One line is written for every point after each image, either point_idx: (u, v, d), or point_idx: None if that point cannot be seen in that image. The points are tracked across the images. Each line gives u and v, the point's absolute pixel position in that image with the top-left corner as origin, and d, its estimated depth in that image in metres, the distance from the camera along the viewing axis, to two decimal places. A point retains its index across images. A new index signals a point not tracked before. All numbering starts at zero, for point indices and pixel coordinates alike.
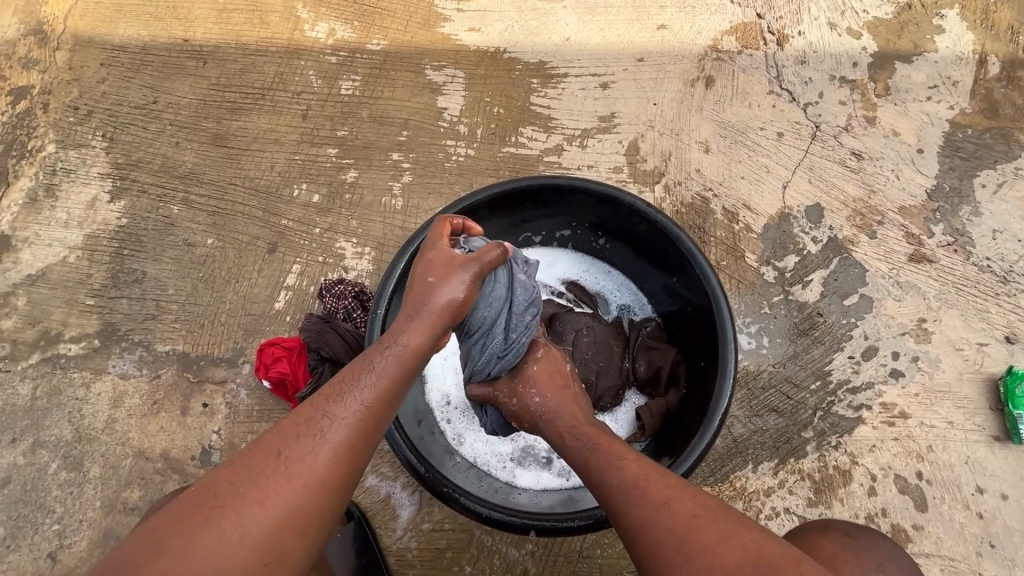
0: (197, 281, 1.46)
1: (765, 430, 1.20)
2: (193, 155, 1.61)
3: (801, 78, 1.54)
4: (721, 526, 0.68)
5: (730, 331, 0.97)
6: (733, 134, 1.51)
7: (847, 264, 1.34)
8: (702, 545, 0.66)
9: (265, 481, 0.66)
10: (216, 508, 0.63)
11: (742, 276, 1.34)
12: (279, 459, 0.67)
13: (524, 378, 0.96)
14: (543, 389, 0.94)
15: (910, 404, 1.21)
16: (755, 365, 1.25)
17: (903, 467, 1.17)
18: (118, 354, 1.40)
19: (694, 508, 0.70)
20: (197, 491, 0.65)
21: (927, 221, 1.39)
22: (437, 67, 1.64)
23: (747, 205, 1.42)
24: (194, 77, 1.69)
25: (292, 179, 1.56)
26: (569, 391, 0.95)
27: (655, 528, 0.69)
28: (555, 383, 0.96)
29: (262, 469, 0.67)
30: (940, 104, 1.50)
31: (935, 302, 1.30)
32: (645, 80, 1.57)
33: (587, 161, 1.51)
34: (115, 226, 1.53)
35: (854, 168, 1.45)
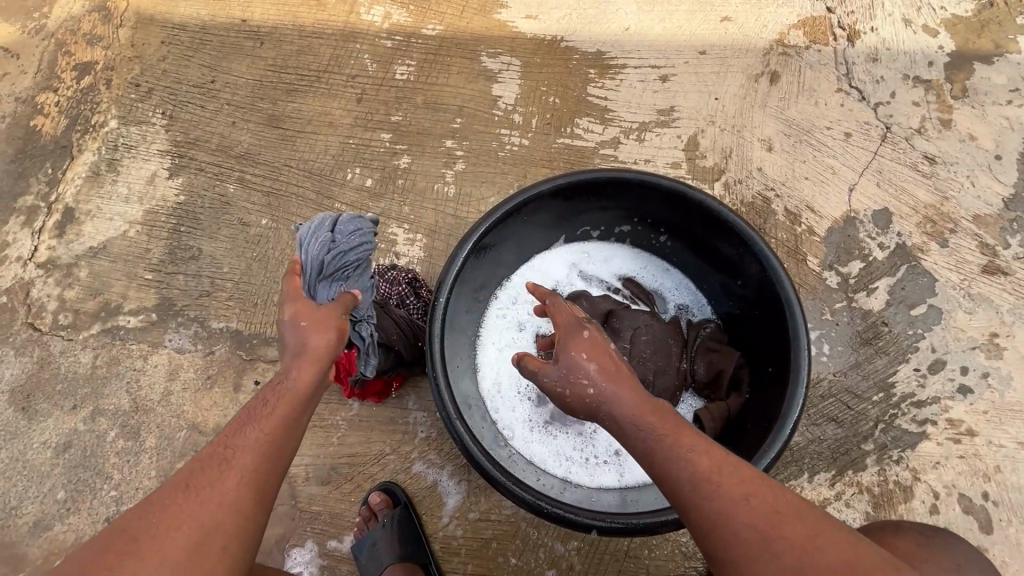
0: (250, 260, 1.48)
1: (823, 440, 1.17)
2: (249, 136, 1.62)
3: (872, 76, 1.48)
4: (806, 522, 0.65)
5: (804, 335, 0.94)
6: (798, 132, 1.46)
7: (915, 273, 1.29)
8: (787, 541, 0.63)
9: (192, 497, 0.68)
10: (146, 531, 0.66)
11: (804, 280, 1.30)
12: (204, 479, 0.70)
13: (572, 362, 0.82)
14: (595, 378, 0.80)
15: (978, 422, 1.17)
16: (815, 373, 1.21)
17: (968, 486, 1.12)
18: (175, 328, 1.43)
19: (775, 503, 0.67)
20: (110, 530, 0.66)
21: (1003, 232, 1.32)
22: (492, 54, 1.62)
23: (811, 206, 1.38)
24: (251, 57, 1.71)
25: (345, 163, 1.56)
26: (620, 370, 0.82)
27: (737, 527, 0.66)
28: (608, 369, 0.82)
29: (173, 501, 0.68)
30: (1021, 108, 1.42)
31: (1009, 317, 1.25)
32: (706, 74, 1.53)
33: (644, 155, 1.48)
34: (173, 202, 1.56)
35: (926, 173, 1.39)
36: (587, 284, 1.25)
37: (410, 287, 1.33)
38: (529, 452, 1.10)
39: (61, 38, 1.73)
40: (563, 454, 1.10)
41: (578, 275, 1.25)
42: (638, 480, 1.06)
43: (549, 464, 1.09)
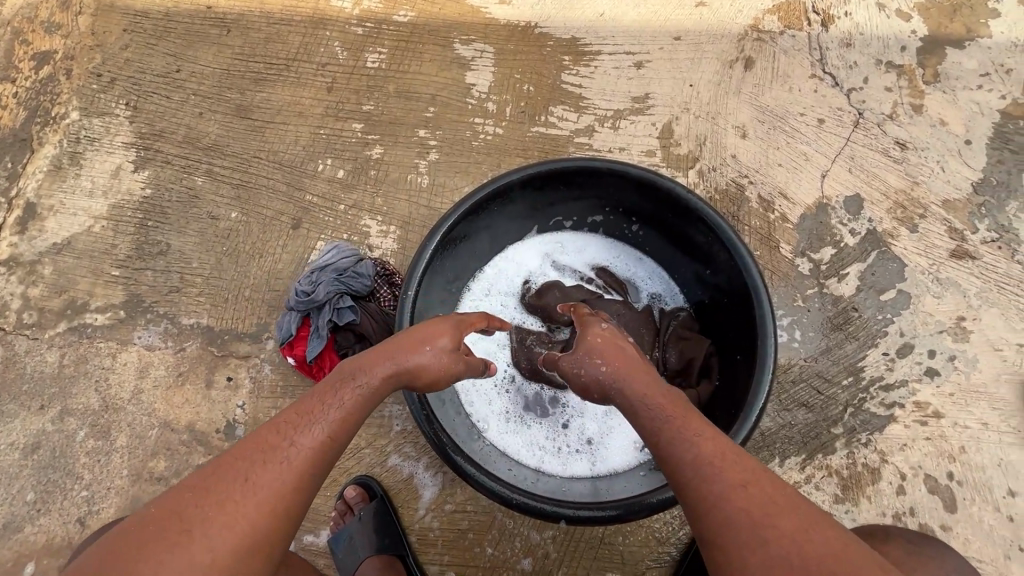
0: (221, 254, 1.45)
1: (794, 424, 1.18)
2: (217, 126, 1.58)
3: (846, 62, 1.48)
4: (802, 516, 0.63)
5: (771, 323, 0.95)
6: (772, 119, 1.45)
7: (885, 259, 1.30)
8: (781, 533, 0.61)
9: (237, 478, 0.69)
10: (194, 506, 0.66)
11: (776, 267, 1.31)
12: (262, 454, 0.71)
13: (587, 347, 0.89)
14: (609, 357, 0.86)
15: (944, 404, 1.19)
16: (786, 359, 1.22)
17: (934, 467, 1.15)
18: (144, 325, 1.40)
19: (775, 495, 0.65)
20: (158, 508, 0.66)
21: (971, 216, 1.34)
22: (466, 41, 1.59)
23: (784, 193, 1.38)
24: (217, 45, 1.66)
25: (316, 154, 1.53)
26: (633, 358, 0.87)
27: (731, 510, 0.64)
28: (621, 354, 0.87)
29: (222, 482, 0.68)
30: (991, 93, 1.43)
31: (976, 301, 1.26)
32: (681, 60, 1.51)
33: (618, 143, 1.47)
34: (139, 196, 1.52)
35: (897, 159, 1.40)
36: (559, 275, 1.24)
37: (383, 280, 1.28)
38: (501, 444, 1.09)
39: (17, 26, 1.67)
40: (536, 445, 1.09)
41: (551, 265, 1.24)
42: (610, 468, 1.06)
43: (523, 454, 1.09)
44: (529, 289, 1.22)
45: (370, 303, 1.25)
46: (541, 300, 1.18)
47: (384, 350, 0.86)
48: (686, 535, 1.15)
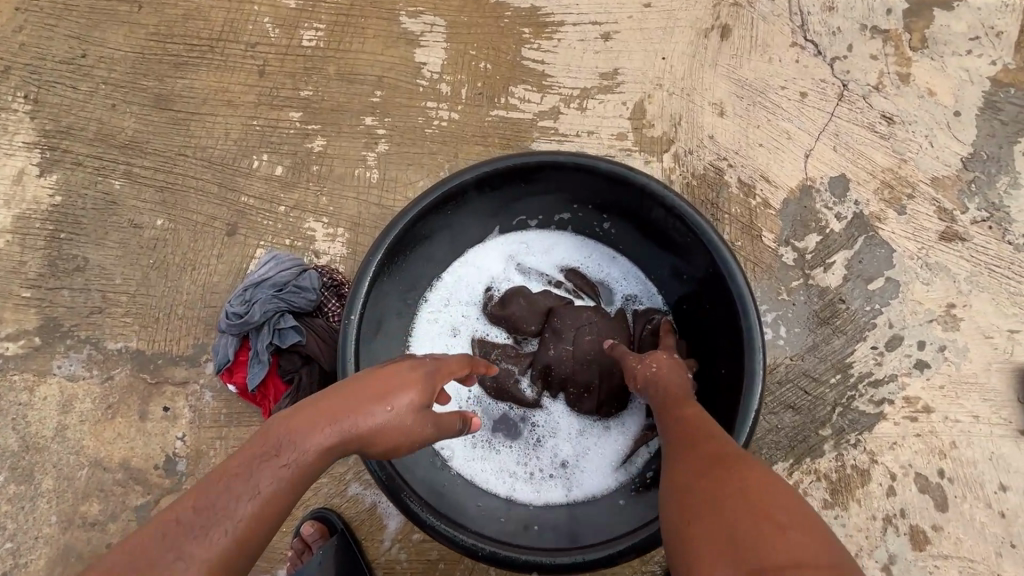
0: (147, 268, 1.29)
1: (781, 428, 1.11)
2: (135, 120, 1.39)
3: (829, 27, 1.36)
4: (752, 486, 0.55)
5: (759, 335, 0.85)
6: (751, 94, 1.34)
7: (872, 244, 1.22)
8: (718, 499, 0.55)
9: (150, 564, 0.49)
10: None
11: (759, 258, 1.21)
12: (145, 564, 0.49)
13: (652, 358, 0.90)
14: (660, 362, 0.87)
15: (934, 398, 1.13)
16: (771, 358, 1.14)
17: (924, 465, 1.09)
18: (63, 353, 1.24)
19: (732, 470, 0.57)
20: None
21: (961, 194, 1.26)
22: (413, 14, 1.42)
23: (765, 176, 1.28)
24: (129, 25, 1.45)
25: (250, 149, 1.36)
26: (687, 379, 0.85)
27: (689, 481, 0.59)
28: (673, 368, 0.86)
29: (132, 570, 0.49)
30: (981, 58, 1.33)
31: (966, 286, 1.20)
32: (652, 29, 1.37)
33: (587, 126, 1.34)
34: (48, 204, 1.34)
35: (884, 134, 1.30)
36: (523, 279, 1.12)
37: (330, 292, 1.13)
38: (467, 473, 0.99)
39: None
40: (507, 472, 1.00)
41: (516, 268, 1.12)
42: (587, 495, 0.98)
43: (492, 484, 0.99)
44: (491, 296, 1.10)
45: (317, 319, 1.11)
46: (505, 310, 1.07)
47: (330, 403, 0.64)
48: None
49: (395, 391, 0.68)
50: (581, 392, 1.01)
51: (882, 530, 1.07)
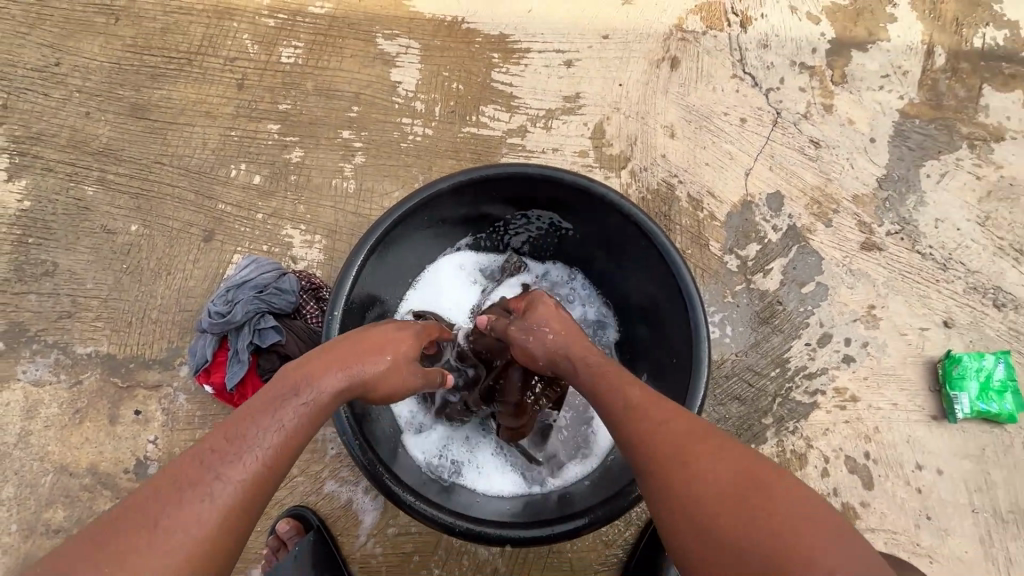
0: (120, 273, 1.30)
1: (729, 418, 1.23)
2: (109, 128, 1.41)
3: (764, 62, 1.54)
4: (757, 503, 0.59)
5: (703, 328, 0.96)
6: (698, 118, 1.49)
7: (804, 253, 1.37)
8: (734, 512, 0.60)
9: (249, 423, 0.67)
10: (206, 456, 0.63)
11: (707, 265, 1.35)
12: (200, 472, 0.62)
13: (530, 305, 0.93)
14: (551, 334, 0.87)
15: (860, 388, 1.27)
16: (718, 354, 1.27)
17: (853, 448, 1.23)
18: (29, 358, 1.23)
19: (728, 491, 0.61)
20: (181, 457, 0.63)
21: (877, 210, 1.43)
22: (390, 36, 1.51)
23: (711, 191, 1.42)
24: (105, 37, 1.49)
25: (227, 158, 1.40)
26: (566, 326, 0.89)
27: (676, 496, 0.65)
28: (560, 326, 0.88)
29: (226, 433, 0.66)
30: (890, 93, 1.54)
31: (883, 289, 1.36)
32: (610, 59, 1.51)
33: (552, 143, 1.45)
34: (17, 209, 1.34)
35: (812, 156, 1.47)
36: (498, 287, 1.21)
37: (309, 295, 1.18)
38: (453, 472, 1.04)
39: None
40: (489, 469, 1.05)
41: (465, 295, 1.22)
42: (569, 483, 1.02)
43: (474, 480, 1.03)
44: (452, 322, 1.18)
45: (296, 321, 1.15)
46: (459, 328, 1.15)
47: (344, 351, 0.80)
48: (633, 536, 1.15)
49: (391, 346, 0.85)
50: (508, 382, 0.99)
51: None
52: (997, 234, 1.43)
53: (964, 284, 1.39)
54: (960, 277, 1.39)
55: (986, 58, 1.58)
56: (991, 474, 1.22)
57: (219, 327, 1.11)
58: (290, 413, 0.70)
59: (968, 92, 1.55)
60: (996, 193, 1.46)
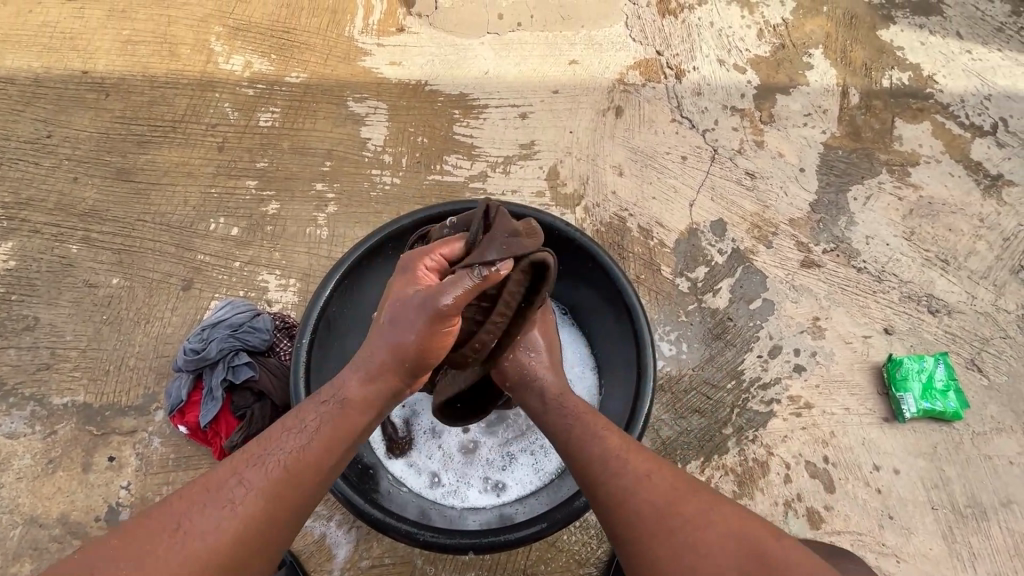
0: (100, 324, 1.35)
1: (690, 430, 1.29)
2: (95, 191, 1.51)
3: (699, 107, 1.71)
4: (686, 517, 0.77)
5: (648, 335, 1.10)
6: (643, 158, 1.63)
7: (749, 272, 1.48)
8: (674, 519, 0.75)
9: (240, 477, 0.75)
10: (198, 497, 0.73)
11: (660, 288, 1.44)
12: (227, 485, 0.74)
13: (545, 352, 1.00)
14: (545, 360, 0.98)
15: (812, 395, 1.34)
16: (676, 370, 1.35)
17: (811, 453, 1.29)
18: (5, 411, 1.26)
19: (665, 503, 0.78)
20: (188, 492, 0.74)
21: (813, 231, 1.56)
22: (358, 99, 1.66)
23: (660, 222, 1.54)
24: (93, 110, 1.62)
25: (207, 214, 1.49)
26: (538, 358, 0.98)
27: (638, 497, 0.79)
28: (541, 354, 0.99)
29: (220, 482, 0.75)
30: (814, 129, 1.71)
31: (825, 302, 1.45)
32: (560, 110, 1.68)
33: (511, 186, 1.58)
34: (2, 270, 1.41)
35: (749, 187, 1.61)
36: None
37: (282, 333, 1.24)
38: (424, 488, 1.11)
39: None
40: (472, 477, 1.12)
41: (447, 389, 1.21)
42: (546, 475, 1.12)
43: (457, 491, 1.11)
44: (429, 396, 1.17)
45: (270, 359, 1.21)
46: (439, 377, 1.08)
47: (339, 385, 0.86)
48: (605, 553, 1.17)
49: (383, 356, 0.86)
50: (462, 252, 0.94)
51: (783, 513, 1.25)
52: (923, 247, 1.56)
53: (900, 294, 1.49)
54: (895, 287, 1.50)
55: (895, 96, 1.77)
56: (944, 470, 1.30)
57: (191, 363, 1.16)
58: (312, 421, 0.82)
59: (882, 125, 1.73)
60: (918, 211, 1.61)
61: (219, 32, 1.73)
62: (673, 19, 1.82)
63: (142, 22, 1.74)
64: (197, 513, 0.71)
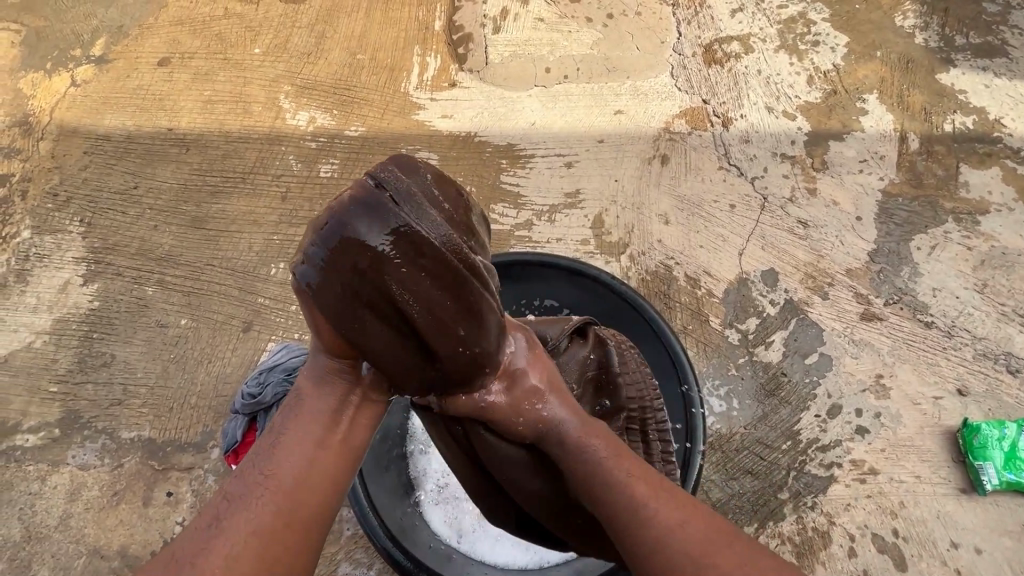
0: (168, 362, 1.45)
1: (742, 493, 1.22)
2: (171, 238, 1.64)
3: (747, 155, 1.70)
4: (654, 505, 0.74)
5: (696, 396, 1.07)
6: (690, 207, 1.62)
7: (804, 325, 1.42)
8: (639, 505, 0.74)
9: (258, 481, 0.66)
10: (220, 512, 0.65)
11: (708, 339, 1.40)
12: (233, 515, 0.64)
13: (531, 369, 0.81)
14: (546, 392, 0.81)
15: (878, 460, 1.25)
16: (727, 428, 1.29)
17: (879, 525, 1.19)
18: (79, 443, 1.35)
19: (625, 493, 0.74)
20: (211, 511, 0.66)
21: (873, 282, 1.49)
22: (412, 151, 1.75)
23: (708, 271, 1.51)
24: (175, 163, 1.78)
25: (269, 259, 1.59)
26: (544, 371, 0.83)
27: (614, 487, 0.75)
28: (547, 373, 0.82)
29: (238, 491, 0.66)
30: (871, 175, 1.65)
31: (889, 359, 1.37)
32: (605, 159, 1.71)
33: (555, 235, 1.61)
34: (86, 309, 1.53)
35: (801, 235, 1.56)
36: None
37: None
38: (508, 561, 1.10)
39: None
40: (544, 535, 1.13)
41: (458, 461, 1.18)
42: None
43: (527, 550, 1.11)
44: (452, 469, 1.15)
45: None
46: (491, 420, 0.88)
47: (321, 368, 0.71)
48: None
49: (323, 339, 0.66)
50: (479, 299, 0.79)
51: None
52: (998, 301, 1.46)
53: (974, 350, 1.39)
54: (968, 343, 1.40)
55: (958, 141, 1.70)
56: None
57: (247, 406, 1.22)
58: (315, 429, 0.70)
59: (946, 171, 1.65)
60: (991, 262, 1.51)
61: (288, 91, 1.88)
62: (719, 68, 1.84)
63: (222, 84, 1.92)
64: (203, 543, 0.63)
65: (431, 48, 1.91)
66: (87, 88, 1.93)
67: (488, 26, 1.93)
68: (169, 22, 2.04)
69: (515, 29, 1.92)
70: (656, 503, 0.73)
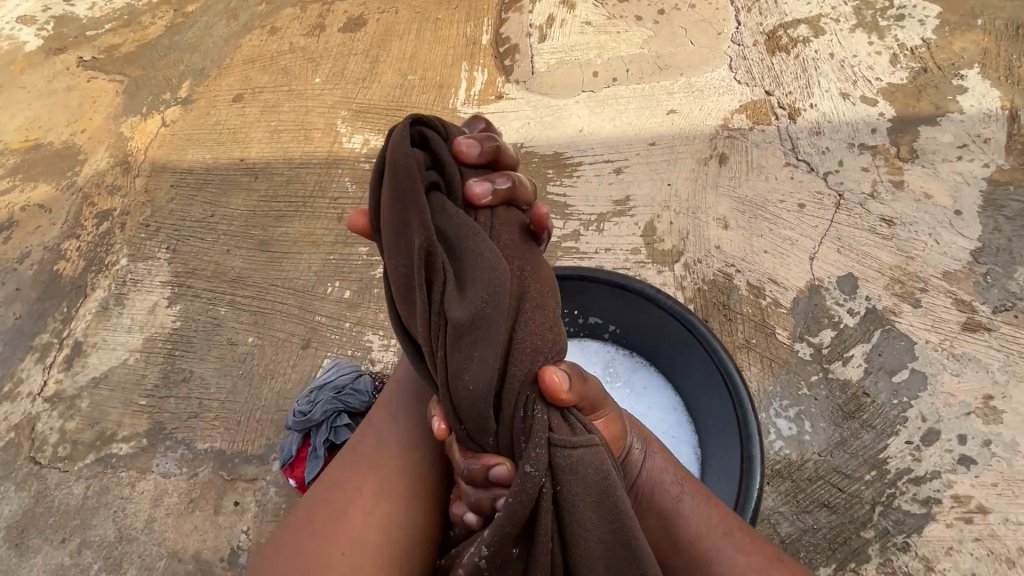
0: (236, 378, 1.55)
1: (817, 529, 1.09)
2: (242, 261, 1.76)
3: (818, 148, 1.54)
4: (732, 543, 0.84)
5: (753, 418, 0.97)
6: (751, 208, 1.49)
7: (890, 337, 1.25)
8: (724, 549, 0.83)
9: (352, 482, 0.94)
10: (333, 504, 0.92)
11: (775, 354, 1.27)
12: (343, 494, 0.93)
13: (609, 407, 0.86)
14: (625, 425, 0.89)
15: (988, 497, 1.07)
16: (798, 455, 1.15)
17: (991, 574, 1.02)
18: (162, 452, 1.49)
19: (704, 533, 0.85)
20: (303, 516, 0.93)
21: (977, 287, 1.29)
22: None
23: (774, 279, 1.38)
24: (246, 191, 1.91)
25: (326, 279, 1.66)
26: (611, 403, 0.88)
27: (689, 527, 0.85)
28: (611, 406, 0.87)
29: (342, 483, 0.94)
30: (973, 162, 1.44)
31: (1002, 377, 1.18)
32: (657, 163, 1.62)
33: (604, 244, 1.54)
34: (169, 328, 1.68)
35: (886, 235, 1.39)
36: None
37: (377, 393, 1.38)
38: None
39: (88, 192, 2.05)
40: None
41: None
42: None
43: None
44: None
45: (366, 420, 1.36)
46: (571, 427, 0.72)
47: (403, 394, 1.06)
48: None
49: None
50: (453, 321, 0.68)
51: None
52: None
53: None
54: None
55: None
56: None
57: (299, 422, 1.35)
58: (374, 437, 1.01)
59: None
60: None
61: (344, 116, 1.97)
62: (784, 55, 1.69)
63: (287, 114, 2.04)
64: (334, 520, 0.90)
65: (478, 62, 1.92)
66: (174, 127, 2.13)
67: (535, 35, 1.91)
68: (243, 61, 2.22)
69: (561, 36, 1.88)
70: (726, 549, 0.83)
